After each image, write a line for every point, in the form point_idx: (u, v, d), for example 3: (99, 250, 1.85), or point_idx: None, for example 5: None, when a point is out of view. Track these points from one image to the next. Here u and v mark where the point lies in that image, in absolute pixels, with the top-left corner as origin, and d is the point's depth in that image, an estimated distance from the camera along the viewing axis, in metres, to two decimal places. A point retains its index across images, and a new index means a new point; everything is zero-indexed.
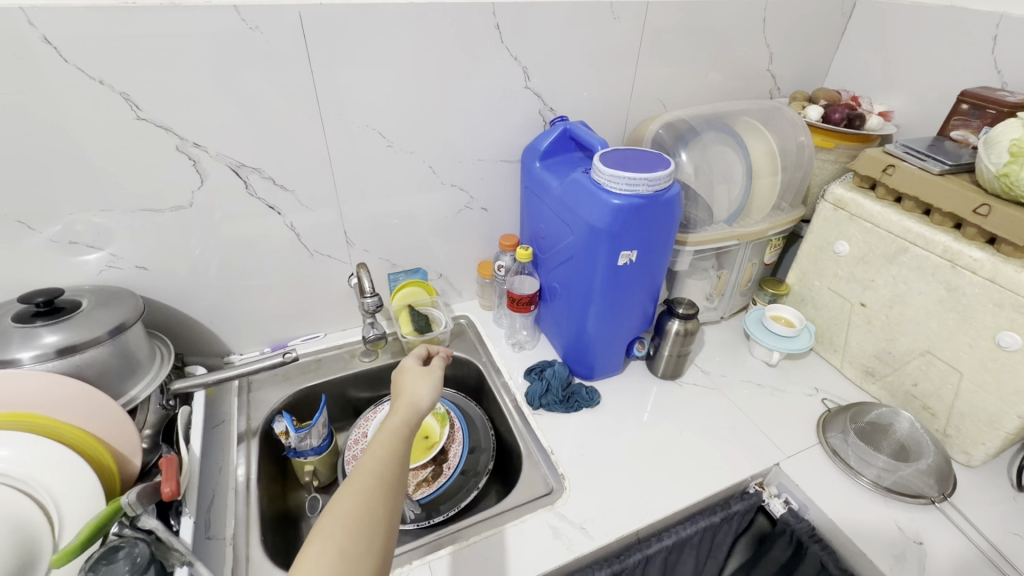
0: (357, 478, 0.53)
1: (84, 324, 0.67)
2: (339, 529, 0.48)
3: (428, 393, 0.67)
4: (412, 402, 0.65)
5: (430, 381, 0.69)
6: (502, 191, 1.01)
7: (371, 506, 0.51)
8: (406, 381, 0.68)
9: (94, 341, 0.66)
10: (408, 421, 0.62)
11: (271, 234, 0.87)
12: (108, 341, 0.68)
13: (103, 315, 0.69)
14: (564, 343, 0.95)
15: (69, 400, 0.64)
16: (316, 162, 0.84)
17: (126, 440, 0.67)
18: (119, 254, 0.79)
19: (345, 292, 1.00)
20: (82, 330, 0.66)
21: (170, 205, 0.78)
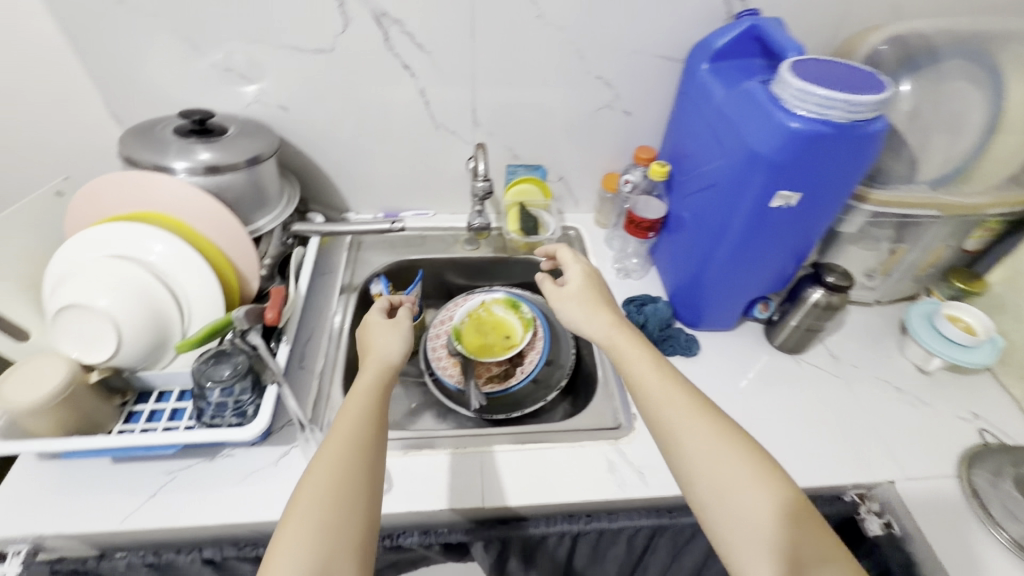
0: (333, 446, 0.55)
1: (227, 149, 0.72)
2: (318, 502, 0.51)
3: (396, 344, 0.68)
4: (384, 357, 0.66)
5: (400, 334, 0.69)
6: (651, 96, 0.87)
7: (348, 469, 0.53)
8: (377, 333, 0.68)
9: (233, 167, 0.71)
10: (383, 373, 0.64)
11: (402, 97, 0.84)
12: (245, 169, 0.72)
13: (244, 145, 0.73)
14: (679, 281, 0.85)
15: (207, 216, 0.70)
16: (458, 25, 0.77)
17: (250, 265, 0.74)
18: (266, 90, 0.82)
19: (461, 175, 0.97)
20: (225, 154, 0.71)
21: (314, 47, 0.78)
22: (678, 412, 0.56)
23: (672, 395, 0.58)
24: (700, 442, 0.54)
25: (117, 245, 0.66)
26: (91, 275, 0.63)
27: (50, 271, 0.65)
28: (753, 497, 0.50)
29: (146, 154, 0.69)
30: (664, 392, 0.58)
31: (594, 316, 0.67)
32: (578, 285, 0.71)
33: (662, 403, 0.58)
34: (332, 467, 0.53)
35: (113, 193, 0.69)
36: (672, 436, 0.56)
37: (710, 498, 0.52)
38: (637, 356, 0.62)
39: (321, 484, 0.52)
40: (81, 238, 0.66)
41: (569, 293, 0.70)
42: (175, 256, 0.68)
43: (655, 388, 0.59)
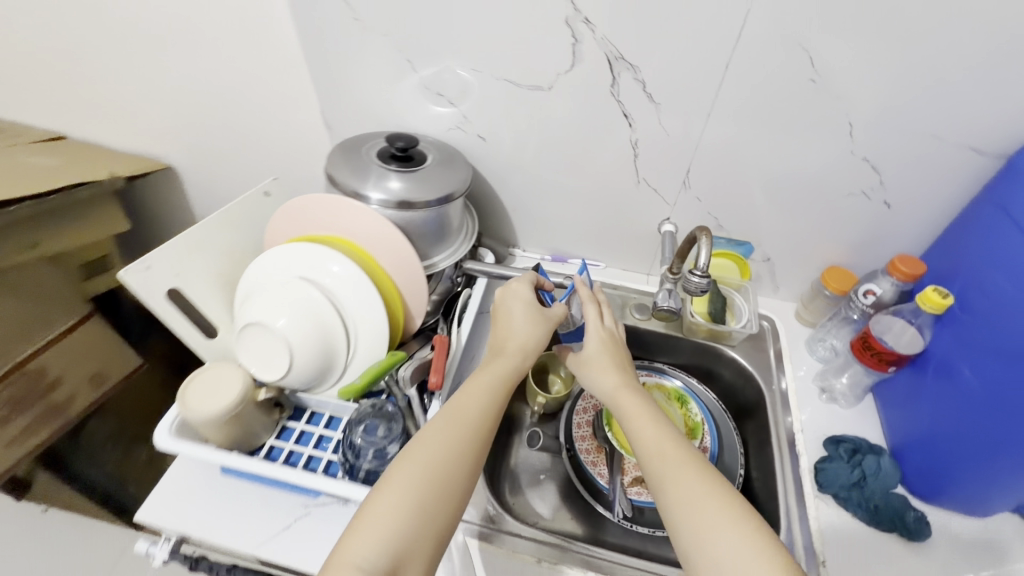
0: (426, 440, 0.53)
1: (422, 182, 0.68)
2: (405, 488, 0.49)
3: (527, 324, 0.64)
4: (516, 339, 0.62)
5: (540, 320, 0.64)
6: (933, 192, 0.66)
7: (442, 472, 0.51)
8: (513, 310, 0.64)
9: (426, 203, 0.67)
10: (516, 363, 0.61)
11: (612, 145, 0.75)
12: (435, 206, 0.68)
13: (440, 180, 0.69)
14: (922, 439, 0.65)
15: (391, 248, 0.67)
16: (704, 77, 0.64)
17: (420, 305, 0.70)
18: (470, 118, 0.77)
19: (649, 234, 0.85)
20: (420, 187, 0.67)
21: (532, 83, 0.71)
22: (671, 463, 0.56)
23: (672, 448, 0.57)
24: (682, 491, 0.53)
25: (305, 267, 0.66)
26: (282, 293, 0.63)
27: (246, 287, 0.68)
28: (729, 544, 0.49)
29: (348, 178, 0.68)
30: (661, 438, 0.58)
31: (602, 373, 0.66)
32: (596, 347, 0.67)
33: (656, 450, 0.58)
34: (432, 460, 0.51)
35: (321, 210, 0.68)
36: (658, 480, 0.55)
37: (687, 541, 0.50)
38: (638, 410, 0.62)
39: (413, 477, 0.50)
40: (277, 257, 0.67)
41: (602, 339, 0.69)
42: (352, 286, 0.65)
43: (653, 437, 0.59)
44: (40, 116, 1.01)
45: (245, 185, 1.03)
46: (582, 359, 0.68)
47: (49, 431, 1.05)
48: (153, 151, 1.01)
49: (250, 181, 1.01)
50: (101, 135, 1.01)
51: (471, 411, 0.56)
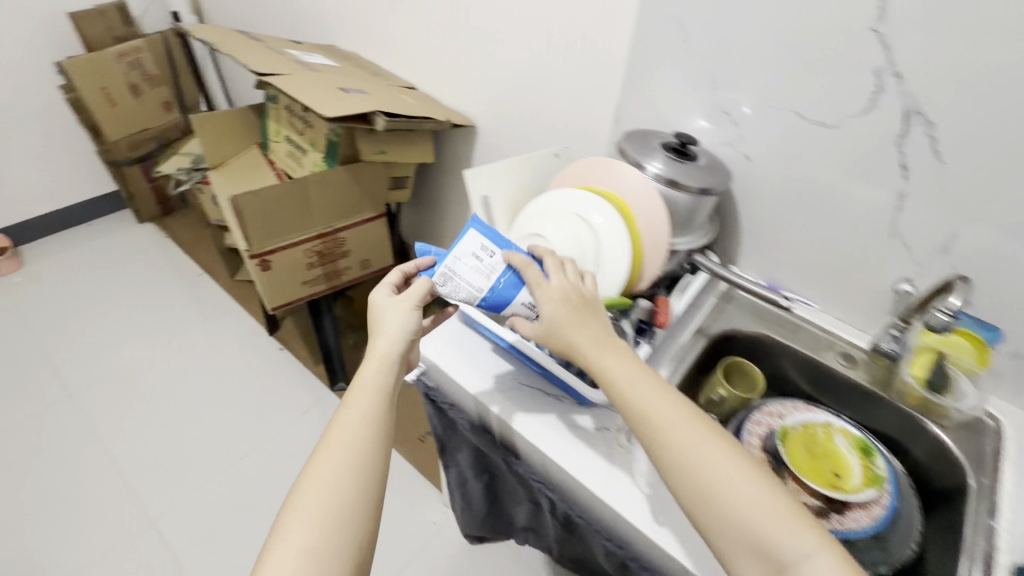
0: (338, 442, 0.62)
1: (690, 173, 0.83)
2: (329, 473, 0.60)
3: (402, 334, 0.69)
4: (387, 345, 0.68)
5: (409, 322, 0.69)
6: None
7: (360, 477, 0.61)
8: (388, 317, 0.69)
9: (687, 188, 0.82)
10: (393, 370, 0.67)
11: (877, 191, 0.79)
12: (693, 194, 0.82)
13: (704, 175, 0.83)
14: None
15: (653, 218, 0.82)
16: (1007, 147, 0.67)
17: (655, 265, 0.83)
18: (743, 137, 0.88)
19: (882, 289, 0.86)
20: (687, 175, 0.82)
21: (818, 119, 0.79)
22: (664, 429, 0.58)
23: (651, 412, 0.59)
24: (681, 436, 0.57)
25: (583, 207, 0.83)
26: (568, 221, 0.81)
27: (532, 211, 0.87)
28: (738, 502, 0.53)
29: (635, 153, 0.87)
30: (653, 396, 0.60)
31: (580, 326, 0.63)
32: (563, 312, 0.63)
33: (654, 404, 0.60)
34: (353, 444, 0.62)
35: (623, 174, 0.85)
36: (653, 439, 0.58)
37: (697, 503, 0.55)
38: (614, 362, 0.62)
39: (319, 493, 0.59)
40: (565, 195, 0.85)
41: (548, 296, 0.64)
42: (615, 230, 0.80)
43: (646, 392, 0.60)
44: (408, 69, 1.40)
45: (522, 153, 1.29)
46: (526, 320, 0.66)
47: (323, 287, 1.39)
48: (470, 111, 1.33)
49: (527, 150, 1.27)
50: (440, 91, 1.36)
51: (356, 414, 0.64)
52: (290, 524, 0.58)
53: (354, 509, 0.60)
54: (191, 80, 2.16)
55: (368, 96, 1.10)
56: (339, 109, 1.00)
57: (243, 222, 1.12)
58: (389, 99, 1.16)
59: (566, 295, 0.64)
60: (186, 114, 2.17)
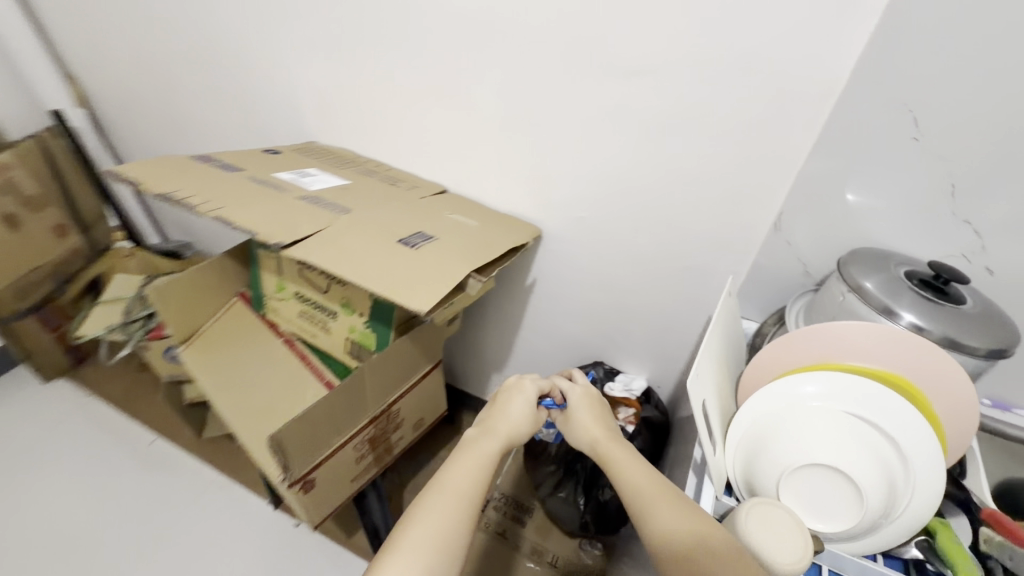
0: (440, 482, 0.60)
1: (970, 323, 0.60)
2: (447, 508, 0.56)
3: (520, 414, 0.74)
4: (512, 427, 0.71)
5: (529, 415, 0.75)
6: None
7: (453, 527, 0.55)
8: (511, 400, 0.75)
9: (973, 349, 0.59)
10: (502, 436, 0.69)
11: None
12: (982, 356, 0.59)
13: (991, 327, 0.59)
14: None
15: (953, 404, 0.58)
16: None
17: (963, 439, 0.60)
18: (989, 250, 0.67)
19: None
20: (968, 329, 0.59)
21: None
22: (647, 493, 0.58)
23: (647, 478, 0.60)
24: (656, 510, 0.55)
25: (835, 393, 0.59)
26: (848, 438, 0.56)
27: (752, 420, 0.62)
28: (693, 546, 0.50)
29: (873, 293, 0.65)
30: (638, 473, 0.62)
31: (591, 424, 0.74)
32: (584, 403, 0.78)
33: (637, 475, 0.62)
34: (455, 480, 0.60)
35: (894, 347, 0.59)
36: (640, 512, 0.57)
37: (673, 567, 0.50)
38: (615, 451, 0.68)
39: (429, 522, 0.54)
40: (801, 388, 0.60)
41: (581, 401, 0.78)
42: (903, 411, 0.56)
43: (629, 467, 0.63)
44: (437, 168, 1.08)
45: (614, 258, 1.02)
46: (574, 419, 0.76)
47: (373, 471, 1.03)
48: (536, 215, 1.03)
49: (623, 256, 1.01)
50: (489, 192, 1.05)
51: (475, 458, 0.64)
52: (407, 535, 0.53)
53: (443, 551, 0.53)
54: (88, 187, 1.63)
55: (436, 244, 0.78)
56: (424, 291, 0.67)
57: (280, 455, 0.76)
58: (455, 237, 0.83)
59: (589, 395, 0.79)
60: (87, 231, 1.64)
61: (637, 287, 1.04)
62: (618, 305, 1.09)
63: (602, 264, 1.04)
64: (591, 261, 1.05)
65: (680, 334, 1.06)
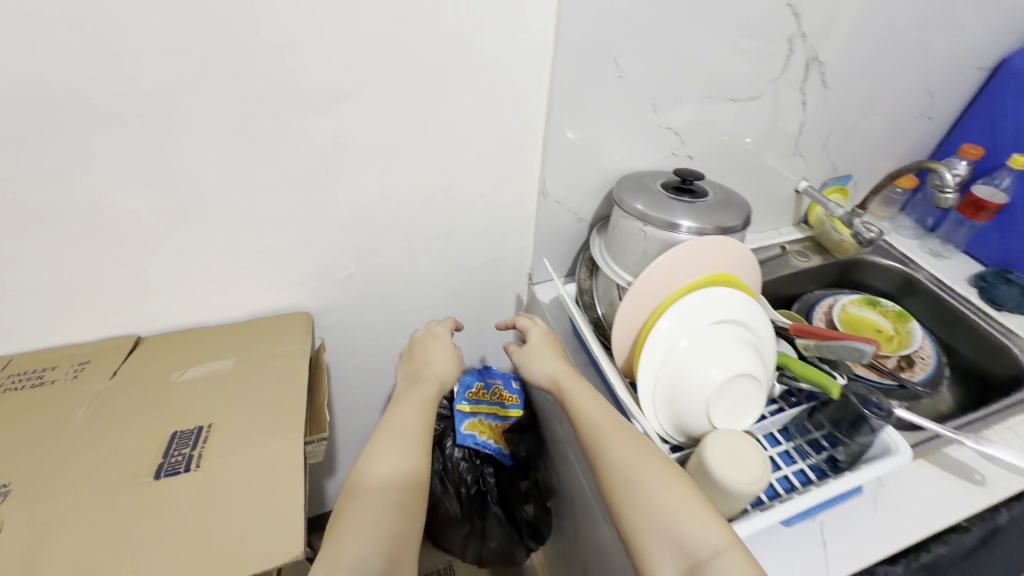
0: (373, 457, 0.60)
1: (722, 209, 0.72)
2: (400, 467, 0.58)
3: (435, 368, 0.73)
4: (439, 372, 0.73)
5: (452, 357, 0.76)
6: (955, 102, 1.01)
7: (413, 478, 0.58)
8: (433, 349, 0.77)
9: (736, 228, 0.71)
10: (435, 392, 0.70)
11: (786, 129, 0.90)
12: (741, 230, 0.72)
13: (732, 205, 0.73)
14: (1016, 248, 0.99)
15: (743, 266, 0.72)
16: (856, 62, 0.85)
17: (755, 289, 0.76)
18: (686, 142, 0.83)
19: (787, 195, 1.04)
20: (725, 214, 0.72)
21: (748, 96, 0.81)
22: (608, 429, 0.60)
23: (599, 416, 0.62)
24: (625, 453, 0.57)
25: (683, 320, 0.65)
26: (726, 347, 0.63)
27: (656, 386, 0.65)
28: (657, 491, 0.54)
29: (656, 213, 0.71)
30: (602, 414, 0.63)
31: (550, 361, 0.72)
32: (540, 341, 0.75)
33: (603, 419, 0.62)
34: (400, 445, 0.61)
35: (695, 256, 0.68)
36: (596, 442, 0.60)
37: (623, 502, 0.55)
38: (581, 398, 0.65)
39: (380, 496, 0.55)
40: (660, 328, 0.64)
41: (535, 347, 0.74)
42: (726, 298, 0.67)
43: (593, 410, 0.63)
44: (102, 321, 0.70)
45: (408, 301, 0.88)
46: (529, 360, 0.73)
47: None
48: (291, 304, 0.79)
49: (416, 292, 0.87)
50: (212, 311, 0.75)
51: (414, 398, 0.68)
52: (345, 523, 0.53)
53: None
54: None
55: (258, 396, 0.61)
56: (278, 524, 0.49)
57: None
58: (246, 375, 0.63)
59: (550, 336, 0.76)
60: None
61: (442, 313, 0.93)
62: None
63: (396, 315, 0.89)
64: (384, 318, 0.88)
65: (499, 328, 1.02)
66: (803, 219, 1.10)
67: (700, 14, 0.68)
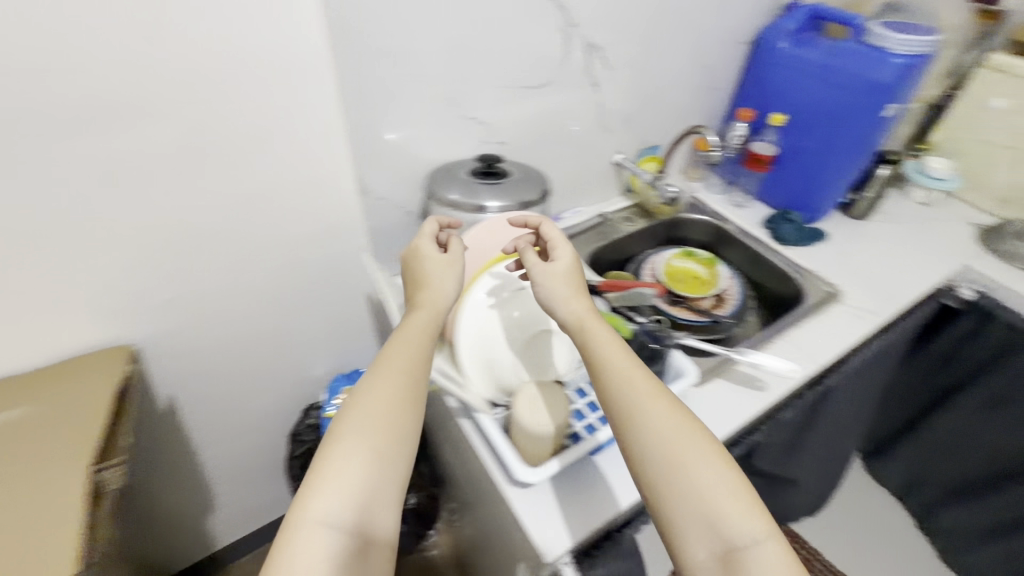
0: (349, 439, 0.52)
1: (521, 185, 0.82)
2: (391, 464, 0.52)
3: (442, 291, 0.65)
4: (435, 295, 0.64)
5: (442, 266, 0.66)
6: (730, 73, 1.17)
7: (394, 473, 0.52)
8: (419, 263, 0.66)
9: (534, 200, 0.82)
10: (432, 320, 0.62)
11: (586, 109, 1.00)
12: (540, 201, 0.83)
13: (530, 180, 0.83)
14: (790, 193, 1.18)
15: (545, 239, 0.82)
16: (632, 45, 0.97)
17: None
18: (495, 129, 0.90)
19: (608, 168, 1.16)
20: (524, 190, 0.81)
21: (540, 82, 0.90)
22: (641, 402, 0.57)
23: (623, 375, 0.58)
24: (657, 424, 0.55)
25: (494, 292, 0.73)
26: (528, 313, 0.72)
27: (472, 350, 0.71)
28: (701, 472, 0.53)
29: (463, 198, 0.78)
30: (624, 373, 0.58)
31: (573, 298, 0.64)
32: (564, 263, 0.67)
33: (632, 383, 0.58)
34: (382, 416, 0.53)
35: (499, 235, 0.77)
36: (631, 416, 0.56)
37: (662, 475, 0.53)
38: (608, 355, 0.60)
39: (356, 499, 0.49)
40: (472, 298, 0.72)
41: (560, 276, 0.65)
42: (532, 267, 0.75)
43: (621, 364, 0.59)
44: None
45: (249, 314, 0.87)
46: (546, 294, 0.65)
47: None
48: (111, 335, 0.76)
49: (255, 304, 0.87)
50: (15, 354, 0.71)
51: (413, 343, 0.60)
52: (318, 488, 0.49)
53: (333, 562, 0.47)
54: None
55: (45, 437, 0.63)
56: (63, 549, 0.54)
57: None
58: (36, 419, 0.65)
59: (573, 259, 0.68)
60: None
61: (292, 322, 0.93)
62: (285, 352, 0.97)
63: (239, 330, 0.88)
64: (226, 335, 0.87)
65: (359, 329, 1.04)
66: (626, 185, 1.23)
67: (470, 11, 0.75)
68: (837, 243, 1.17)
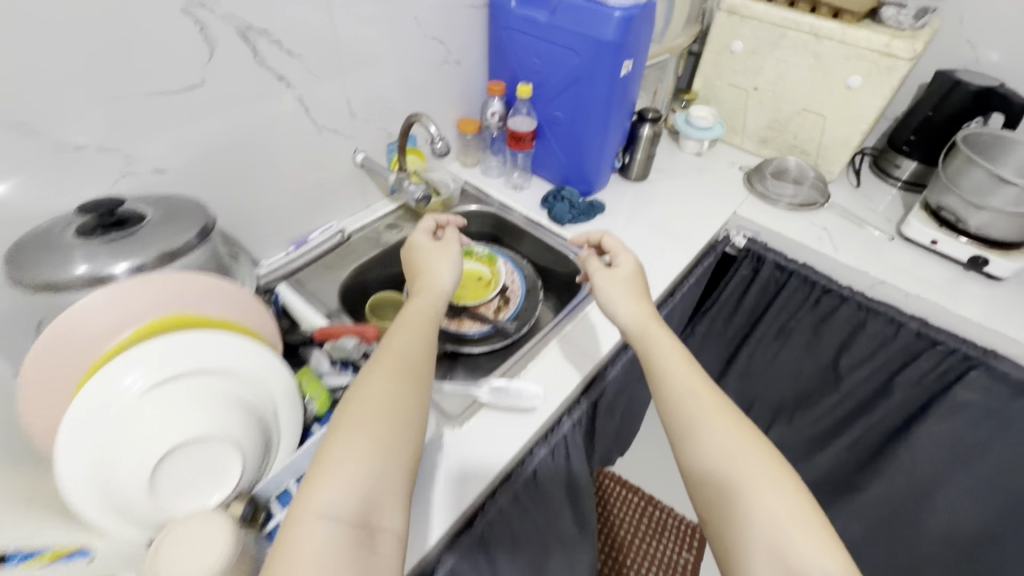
0: (352, 445, 0.52)
1: (166, 230, 0.61)
2: (394, 464, 0.52)
3: (439, 283, 0.74)
4: (435, 284, 0.74)
5: (450, 266, 0.77)
6: (472, 43, 1.03)
7: (382, 474, 0.52)
8: (433, 258, 0.78)
9: (190, 245, 0.62)
10: (433, 309, 0.71)
11: (282, 110, 0.80)
12: (200, 245, 0.64)
13: (177, 219, 0.63)
14: (562, 166, 1.10)
15: (211, 294, 0.62)
16: (318, 23, 0.77)
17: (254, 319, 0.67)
18: (135, 156, 0.66)
19: (352, 173, 0.97)
20: (170, 236, 0.61)
21: (182, 86, 0.67)
22: (696, 407, 0.59)
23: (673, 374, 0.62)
24: (717, 422, 0.57)
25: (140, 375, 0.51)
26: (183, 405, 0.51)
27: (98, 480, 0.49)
28: (737, 456, 0.54)
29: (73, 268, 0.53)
30: (677, 373, 0.62)
31: (634, 303, 0.72)
32: (630, 274, 0.76)
33: (680, 378, 0.62)
34: (367, 426, 0.54)
35: (140, 299, 0.56)
36: (666, 402, 0.61)
37: (700, 453, 0.56)
38: (657, 345, 0.66)
39: (349, 494, 0.49)
40: (111, 386, 0.49)
41: (622, 276, 0.76)
42: (189, 340, 0.54)
43: (685, 376, 0.62)
44: None
45: None
46: (609, 300, 0.74)
47: None
48: None
49: None
50: None
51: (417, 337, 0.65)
52: (318, 481, 0.50)
53: (333, 553, 0.46)
54: None
55: None
56: None
57: None
58: None
59: (635, 268, 0.77)
60: None
61: None
62: None
63: None
64: None
65: None
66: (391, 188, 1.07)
67: None
68: (618, 212, 1.12)
